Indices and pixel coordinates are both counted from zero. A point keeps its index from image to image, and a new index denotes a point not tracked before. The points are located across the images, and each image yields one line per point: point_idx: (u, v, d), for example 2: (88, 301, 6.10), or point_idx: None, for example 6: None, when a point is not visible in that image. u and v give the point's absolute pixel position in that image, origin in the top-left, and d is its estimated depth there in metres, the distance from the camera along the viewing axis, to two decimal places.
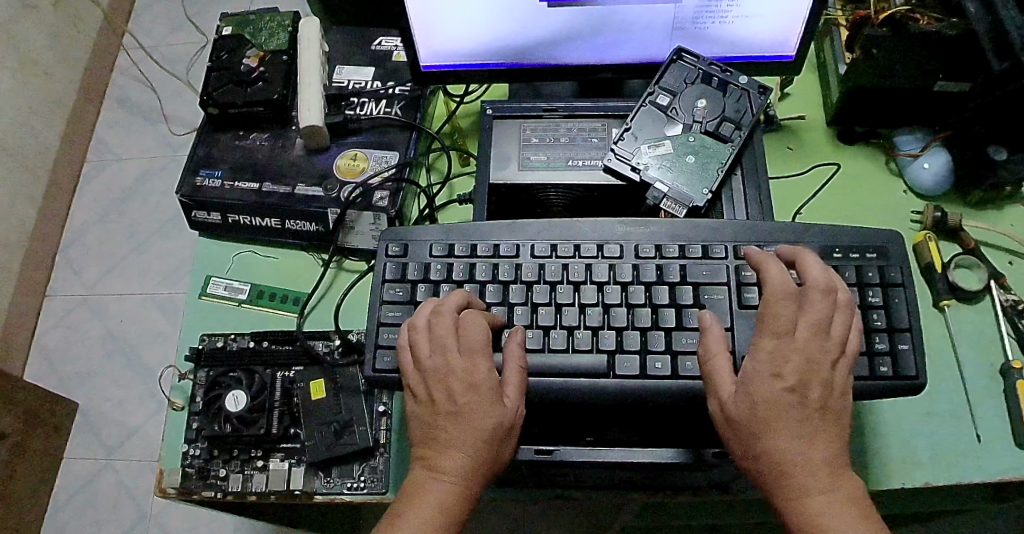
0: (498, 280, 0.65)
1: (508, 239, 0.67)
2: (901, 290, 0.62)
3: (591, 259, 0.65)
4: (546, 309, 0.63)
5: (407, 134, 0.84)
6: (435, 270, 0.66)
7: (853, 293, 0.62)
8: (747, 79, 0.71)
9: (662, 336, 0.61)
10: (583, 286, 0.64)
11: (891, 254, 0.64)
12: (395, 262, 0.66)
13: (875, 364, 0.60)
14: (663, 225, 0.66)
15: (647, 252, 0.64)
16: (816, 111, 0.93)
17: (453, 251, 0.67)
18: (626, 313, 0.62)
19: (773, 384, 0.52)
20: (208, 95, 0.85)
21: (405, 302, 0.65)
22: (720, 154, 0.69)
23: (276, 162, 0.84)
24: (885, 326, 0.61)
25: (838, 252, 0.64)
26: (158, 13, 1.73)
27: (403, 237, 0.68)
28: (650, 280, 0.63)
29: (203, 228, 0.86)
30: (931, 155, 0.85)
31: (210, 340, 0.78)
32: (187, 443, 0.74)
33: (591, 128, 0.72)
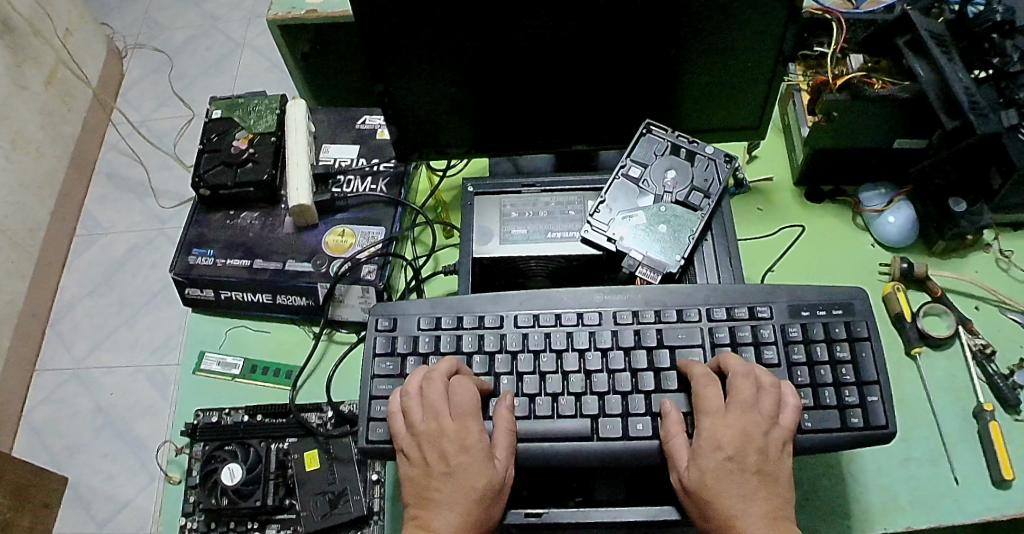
0: (484, 350, 0.67)
1: (492, 309, 0.69)
2: (868, 345, 0.64)
3: (572, 326, 0.67)
4: (531, 377, 0.65)
5: (393, 210, 0.88)
6: (424, 343, 0.68)
7: (821, 349, 0.64)
8: (712, 149, 0.75)
9: (642, 399, 0.63)
10: (565, 354, 0.66)
11: (858, 308, 0.67)
12: (384, 336, 0.69)
13: (846, 416, 0.62)
14: (638, 291, 0.69)
15: (625, 318, 0.67)
16: (781, 170, 0.98)
17: (440, 324, 0.69)
18: (607, 378, 0.65)
19: (712, 454, 0.56)
20: (200, 178, 0.89)
21: (395, 375, 0.66)
22: (691, 223, 0.72)
23: (266, 239, 0.87)
24: (854, 380, 0.63)
25: (806, 309, 0.67)
26: (145, 89, 1.79)
27: (391, 311, 0.70)
28: (629, 345, 0.66)
29: (196, 304, 0.88)
30: (895, 209, 0.89)
31: (205, 415, 0.79)
32: (184, 516, 0.74)
33: (568, 202, 0.75)
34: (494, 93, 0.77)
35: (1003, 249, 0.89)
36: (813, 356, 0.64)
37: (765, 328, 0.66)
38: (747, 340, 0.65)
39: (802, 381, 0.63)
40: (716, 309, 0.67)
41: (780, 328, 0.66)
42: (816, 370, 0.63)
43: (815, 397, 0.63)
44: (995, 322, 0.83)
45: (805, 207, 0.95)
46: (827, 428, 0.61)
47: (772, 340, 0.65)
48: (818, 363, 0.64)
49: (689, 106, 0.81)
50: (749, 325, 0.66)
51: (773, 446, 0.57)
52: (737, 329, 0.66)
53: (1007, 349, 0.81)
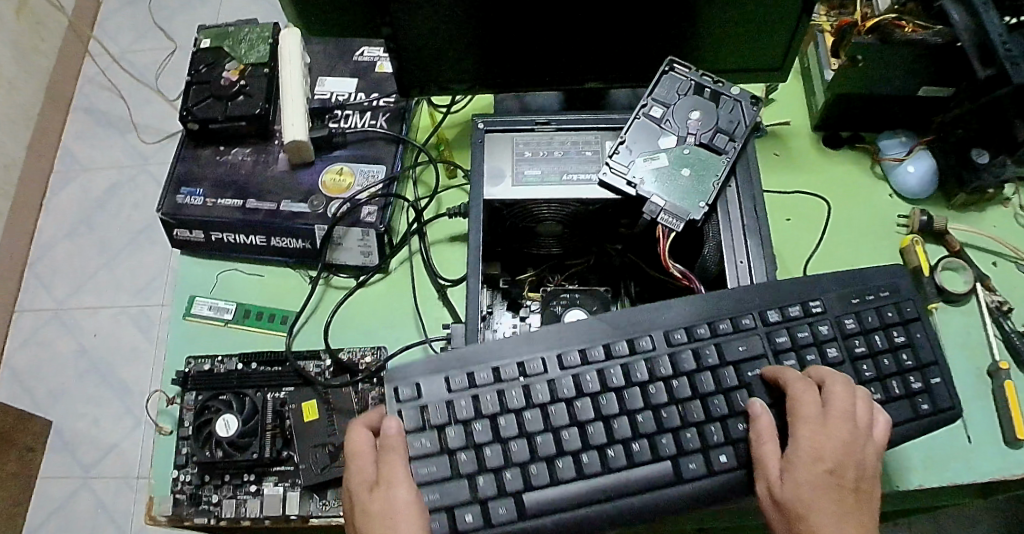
0: (534, 404, 0.58)
1: (530, 351, 0.60)
2: (920, 325, 0.62)
3: (626, 358, 0.60)
4: (594, 425, 0.57)
5: (394, 147, 0.83)
6: (462, 408, 0.57)
7: (880, 337, 0.61)
8: (739, 90, 0.71)
9: (720, 428, 0.57)
10: (626, 392, 0.58)
11: (904, 288, 0.64)
12: (411, 406, 0.57)
13: (916, 404, 0.60)
14: (686, 305, 0.62)
15: (679, 338, 0.60)
16: (800, 117, 0.94)
17: (473, 382, 0.58)
18: (678, 411, 0.58)
19: (811, 469, 0.52)
20: (189, 111, 0.83)
21: (436, 453, 0.56)
22: (715, 167, 0.67)
23: (259, 177, 0.82)
24: (915, 365, 0.60)
25: (857, 297, 0.62)
26: (122, 20, 1.67)
27: (411, 375, 0.58)
28: (690, 370, 0.59)
29: (185, 245, 0.83)
30: (916, 159, 0.86)
31: (197, 363, 0.75)
32: (176, 469, 0.71)
33: (584, 142, 0.70)
34: (507, 24, 0.72)
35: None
36: (874, 345, 0.61)
37: (823, 325, 0.61)
38: (809, 341, 0.60)
39: (868, 376, 0.60)
40: (771, 311, 0.61)
41: (836, 322, 0.61)
42: (880, 362, 0.60)
43: (884, 390, 0.60)
44: (1012, 279, 0.82)
45: (824, 155, 0.92)
46: (903, 421, 0.59)
47: (831, 337, 0.61)
48: (881, 353, 0.60)
49: (711, 44, 0.76)
50: (806, 324, 0.61)
51: (869, 462, 0.54)
52: (796, 330, 0.61)
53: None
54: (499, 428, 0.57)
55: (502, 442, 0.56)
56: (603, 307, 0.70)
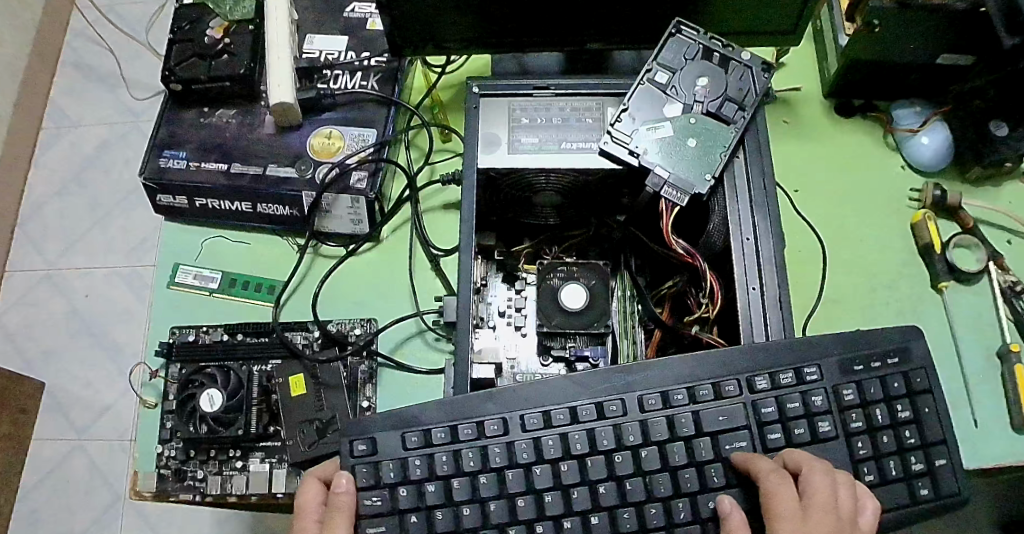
0: (490, 467, 0.54)
1: (493, 411, 0.55)
2: (929, 398, 0.56)
3: (593, 423, 0.54)
4: (552, 495, 0.53)
5: (385, 109, 0.79)
6: (416, 468, 0.53)
7: (881, 412, 0.55)
8: (749, 55, 0.67)
9: (687, 505, 0.52)
10: (589, 460, 0.53)
11: (915, 352, 0.57)
12: (365, 463, 0.54)
13: (914, 488, 0.54)
14: (663, 367, 0.56)
15: (653, 404, 0.55)
16: (812, 83, 0.89)
17: (431, 439, 0.54)
18: (643, 483, 0.53)
19: None
20: (171, 70, 0.78)
21: (386, 514, 0.53)
22: (722, 138, 0.63)
23: (244, 141, 0.78)
24: (919, 443, 0.55)
25: (860, 365, 0.56)
26: None
27: (367, 428, 0.55)
28: (662, 439, 0.54)
29: (170, 212, 0.80)
30: (931, 130, 0.83)
31: (182, 333, 0.73)
32: (160, 443, 0.69)
33: (585, 107, 0.66)
34: None
35: None
36: (873, 422, 0.55)
37: (816, 395, 0.55)
38: (799, 414, 0.54)
39: (864, 454, 0.54)
40: (759, 378, 0.55)
41: (833, 392, 0.55)
42: (878, 438, 0.55)
43: (881, 471, 0.54)
44: None
45: (835, 123, 0.88)
46: (894, 506, 0.54)
47: (826, 410, 0.55)
48: (879, 430, 0.55)
49: (723, 4, 0.72)
50: (798, 394, 0.55)
51: None
52: (785, 400, 0.55)
53: None
54: (452, 492, 0.53)
55: (455, 506, 0.53)
56: (602, 282, 0.67)
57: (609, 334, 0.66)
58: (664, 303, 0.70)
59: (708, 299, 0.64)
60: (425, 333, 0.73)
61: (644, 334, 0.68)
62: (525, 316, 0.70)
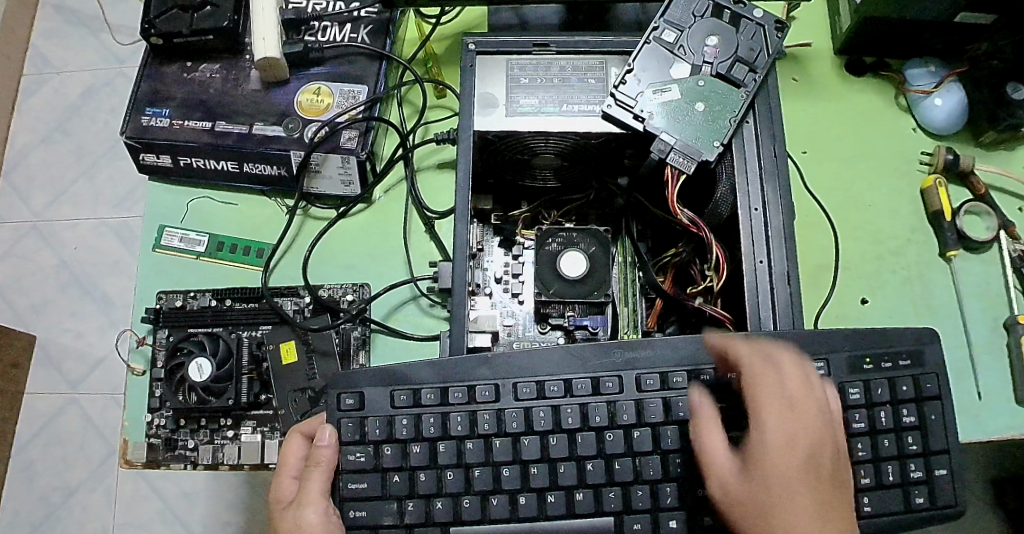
0: (478, 434, 0.53)
1: (486, 376, 0.54)
2: (937, 405, 0.54)
3: (587, 398, 0.53)
4: (539, 467, 0.52)
5: (377, 64, 0.75)
6: (402, 428, 0.53)
7: (886, 415, 0.53)
8: (762, 12, 0.63)
9: (674, 490, 0.52)
10: (579, 435, 0.53)
11: (929, 359, 0.55)
12: (352, 419, 0.53)
13: (910, 496, 0.53)
14: (663, 348, 0.54)
15: (650, 384, 0.53)
16: (825, 39, 0.85)
17: (420, 401, 0.53)
18: (632, 463, 0.52)
19: (786, 459, 0.45)
20: (150, 23, 0.73)
21: (369, 471, 0.52)
22: (732, 102, 0.60)
23: (228, 96, 0.73)
24: (920, 451, 0.53)
25: (869, 363, 0.54)
26: None
27: (357, 383, 0.54)
28: (655, 420, 0.53)
29: (153, 172, 0.77)
30: (946, 91, 0.79)
31: (169, 299, 0.71)
32: (150, 412, 0.68)
33: (588, 67, 0.62)
34: None
35: None
36: (876, 425, 0.53)
37: None
38: None
39: (862, 456, 0.52)
40: None
41: (838, 390, 0.53)
42: (879, 441, 0.53)
43: (876, 474, 0.52)
44: None
45: (846, 82, 0.84)
46: (889, 512, 0.52)
47: None
48: (882, 433, 0.53)
49: None
50: None
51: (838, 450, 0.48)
52: None
53: None
54: (438, 455, 0.52)
55: (438, 468, 0.52)
56: (602, 248, 0.65)
57: (609, 302, 0.64)
58: (667, 272, 0.67)
59: (713, 270, 0.62)
60: (419, 299, 0.71)
61: (645, 302, 0.67)
62: (522, 282, 0.68)
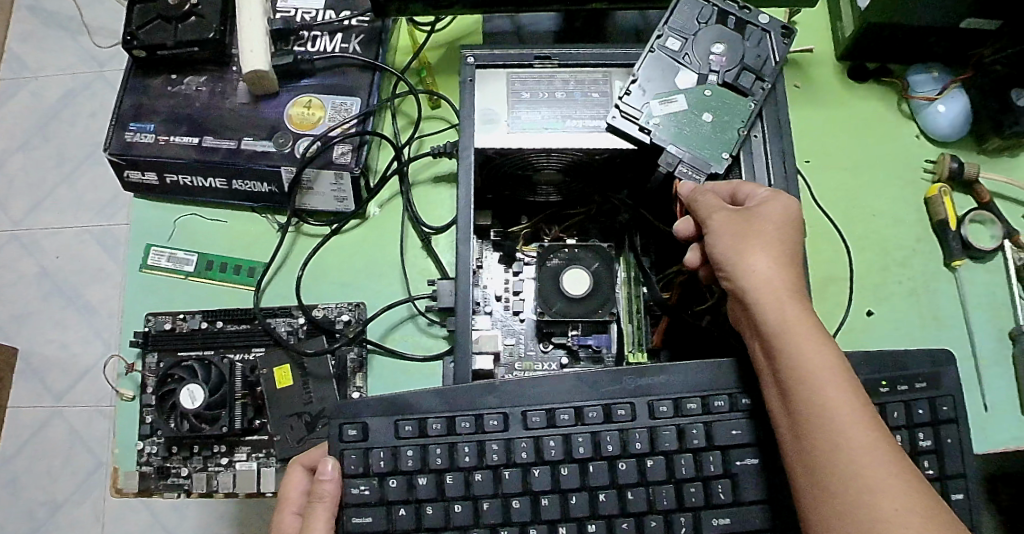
0: (487, 465, 0.51)
1: (495, 404, 0.52)
2: (954, 429, 0.52)
3: (598, 426, 0.52)
4: (549, 498, 0.50)
5: (369, 75, 0.72)
6: (408, 459, 0.50)
7: (901, 438, 0.52)
8: (769, 18, 0.60)
9: (689, 521, 0.50)
10: (591, 465, 0.51)
11: (946, 380, 0.53)
12: (356, 450, 0.51)
13: None
14: (678, 375, 0.53)
15: (663, 412, 0.52)
16: (826, 45, 0.84)
17: (426, 430, 0.51)
18: (645, 494, 0.51)
19: (788, 274, 0.48)
20: (132, 35, 0.70)
21: (375, 504, 0.50)
22: (740, 111, 0.57)
23: (216, 111, 0.71)
24: (936, 476, 0.52)
25: (886, 387, 0.53)
26: None
27: (359, 413, 0.51)
28: (669, 449, 0.51)
29: (138, 189, 0.74)
30: (950, 98, 0.78)
31: (157, 321, 0.69)
32: (141, 440, 0.66)
33: (590, 80, 0.60)
34: None
35: None
36: None
37: None
38: None
39: None
40: None
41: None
42: None
43: None
44: None
45: (848, 89, 0.82)
46: None
47: None
48: None
49: None
50: None
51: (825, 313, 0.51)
52: None
53: None
54: (445, 486, 0.50)
55: (446, 500, 0.50)
56: (605, 265, 0.63)
57: (613, 321, 0.63)
58: (672, 288, 0.66)
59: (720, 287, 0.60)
60: (417, 317, 0.69)
61: (650, 320, 0.65)
62: (523, 300, 0.66)
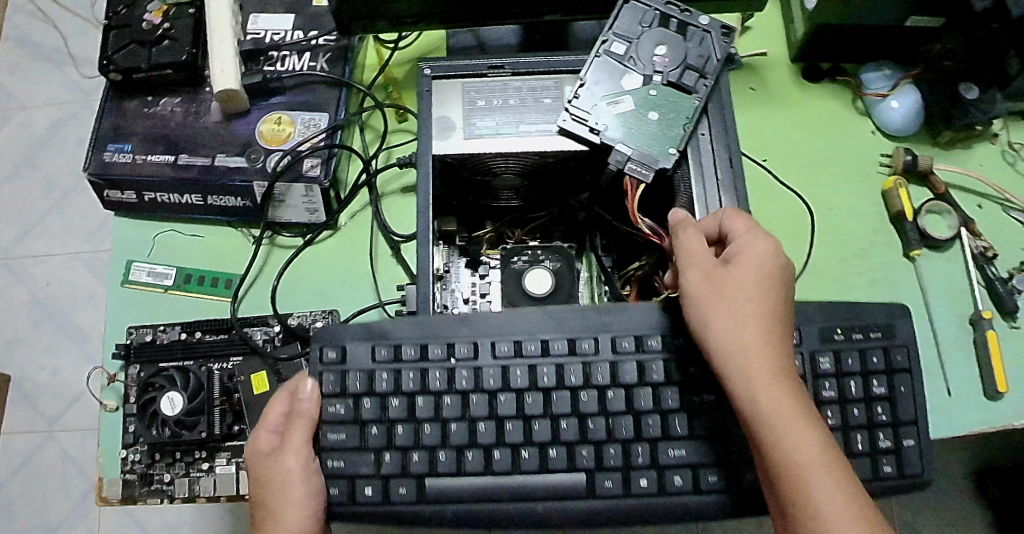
0: (456, 390, 0.55)
1: (466, 335, 0.57)
2: (907, 377, 0.56)
3: (563, 358, 0.56)
4: (513, 423, 0.55)
5: (337, 91, 0.75)
6: (383, 382, 0.56)
7: (855, 383, 0.56)
8: (708, 19, 0.63)
9: (646, 449, 0.55)
10: (554, 393, 0.55)
11: (898, 332, 0.57)
12: (333, 372, 0.56)
13: (878, 465, 0.55)
14: (639, 310, 0.57)
15: (625, 347, 0.56)
16: (781, 47, 0.87)
17: (400, 355, 0.56)
18: (606, 423, 0.55)
19: (759, 320, 0.51)
20: (109, 59, 0.73)
21: (349, 423, 0.55)
22: (685, 108, 0.61)
23: (190, 130, 0.74)
24: (889, 421, 0.55)
25: (840, 333, 0.57)
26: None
27: (341, 338, 0.57)
28: (630, 382, 0.55)
29: (119, 207, 0.76)
30: (902, 93, 0.80)
31: (138, 333, 0.71)
32: (124, 448, 0.67)
33: (543, 86, 0.63)
34: None
35: (1012, 141, 0.81)
36: (846, 393, 0.55)
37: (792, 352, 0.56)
38: None
39: None
40: None
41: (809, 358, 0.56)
42: (849, 410, 0.55)
43: (846, 442, 0.55)
44: (998, 221, 0.79)
45: (804, 89, 0.85)
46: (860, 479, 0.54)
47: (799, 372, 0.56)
48: (852, 402, 0.55)
49: None
50: None
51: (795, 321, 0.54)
52: None
53: (1009, 252, 0.77)
54: (415, 408, 0.55)
55: (416, 422, 0.55)
56: (567, 265, 0.66)
57: None
58: (632, 284, 0.68)
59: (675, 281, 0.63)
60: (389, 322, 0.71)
61: None
62: (490, 302, 0.67)
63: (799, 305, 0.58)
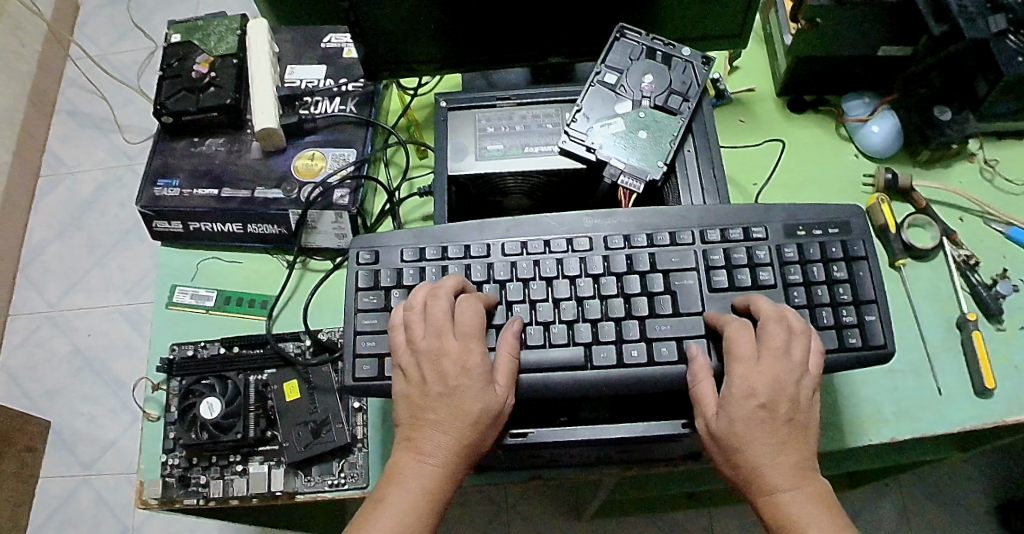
0: (472, 281, 0.64)
1: (478, 238, 0.66)
2: (865, 264, 0.62)
3: (563, 253, 0.64)
4: (521, 307, 0.62)
5: (363, 130, 0.84)
6: (408, 276, 0.64)
7: (818, 269, 0.62)
8: (690, 51, 0.71)
9: (637, 325, 0.61)
10: (556, 281, 0.63)
11: (855, 227, 0.65)
12: (366, 269, 0.65)
13: (844, 336, 0.60)
14: (628, 215, 0.66)
15: (616, 243, 0.64)
16: (765, 82, 0.95)
17: (424, 255, 0.65)
18: (600, 304, 0.62)
19: (760, 441, 0.52)
20: (161, 104, 0.83)
21: (381, 309, 0.63)
22: (671, 127, 0.69)
23: (232, 166, 0.82)
24: (851, 299, 0.61)
25: (802, 230, 0.64)
26: (125, 35, 1.79)
27: (373, 243, 0.66)
28: (621, 271, 0.63)
29: (166, 237, 0.84)
30: (880, 118, 0.87)
31: (181, 349, 0.77)
32: (165, 453, 0.73)
33: (546, 114, 0.72)
34: (469, 14, 0.72)
35: (988, 159, 0.87)
36: (809, 276, 0.62)
37: (760, 249, 0.64)
38: (743, 262, 0.63)
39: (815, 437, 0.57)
40: (709, 231, 0.65)
41: (776, 249, 0.64)
42: (813, 289, 0.62)
43: (813, 318, 0.61)
44: (979, 233, 0.83)
45: (788, 118, 0.92)
46: (826, 349, 0.60)
47: (767, 261, 0.63)
48: (815, 284, 0.62)
49: (670, 25, 0.76)
50: (744, 247, 0.64)
51: (804, 395, 0.55)
52: (731, 251, 0.64)
53: (990, 260, 0.82)
54: None
55: None
56: None
57: None
58: None
59: None
60: None
61: None
62: None
63: (769, 209, 0.66)
